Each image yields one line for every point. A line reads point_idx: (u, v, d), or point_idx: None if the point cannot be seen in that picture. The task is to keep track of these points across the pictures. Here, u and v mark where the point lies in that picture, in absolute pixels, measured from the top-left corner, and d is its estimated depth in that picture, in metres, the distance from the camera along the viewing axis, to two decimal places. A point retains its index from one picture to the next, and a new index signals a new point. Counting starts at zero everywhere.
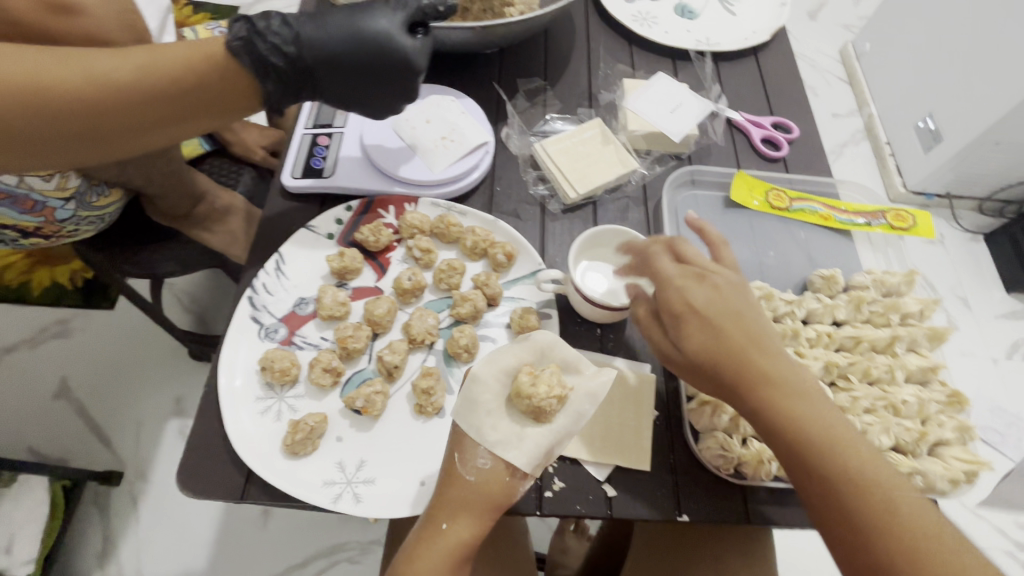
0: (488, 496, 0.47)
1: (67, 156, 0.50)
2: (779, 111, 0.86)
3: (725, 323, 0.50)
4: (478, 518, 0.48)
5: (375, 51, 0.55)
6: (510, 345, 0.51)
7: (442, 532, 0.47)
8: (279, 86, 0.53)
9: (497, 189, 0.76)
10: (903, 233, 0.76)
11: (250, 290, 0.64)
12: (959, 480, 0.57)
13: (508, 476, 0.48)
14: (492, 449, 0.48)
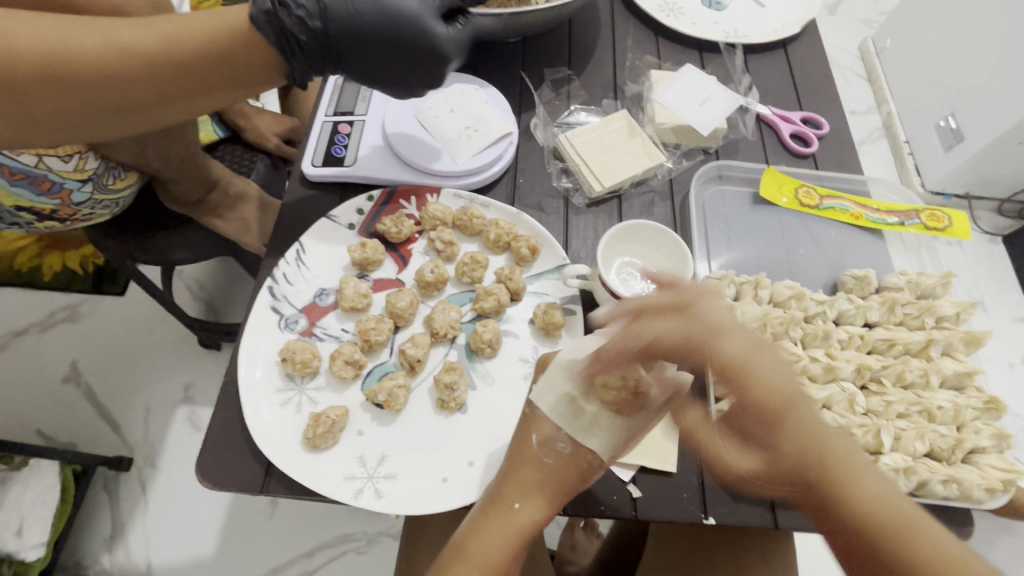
0: (562, 480, 0.49)
1: (90, 128, 0.50)
2: (808, 106, 0.83)
3: (794, 424, 0.42)
4: (549, 500, 0.49)
5: (400, 31, 0.53)
6: (595, 338, 0.51)
7: (513, 511, 0.48)
8: (301, 62, 0.51)
9: (520, 181, 0.74)
10: (938, 233, 0.74)
11: (270, 279, 0.63)
12: (997, 489, 0.55)
13: (586, 464, 0.49)
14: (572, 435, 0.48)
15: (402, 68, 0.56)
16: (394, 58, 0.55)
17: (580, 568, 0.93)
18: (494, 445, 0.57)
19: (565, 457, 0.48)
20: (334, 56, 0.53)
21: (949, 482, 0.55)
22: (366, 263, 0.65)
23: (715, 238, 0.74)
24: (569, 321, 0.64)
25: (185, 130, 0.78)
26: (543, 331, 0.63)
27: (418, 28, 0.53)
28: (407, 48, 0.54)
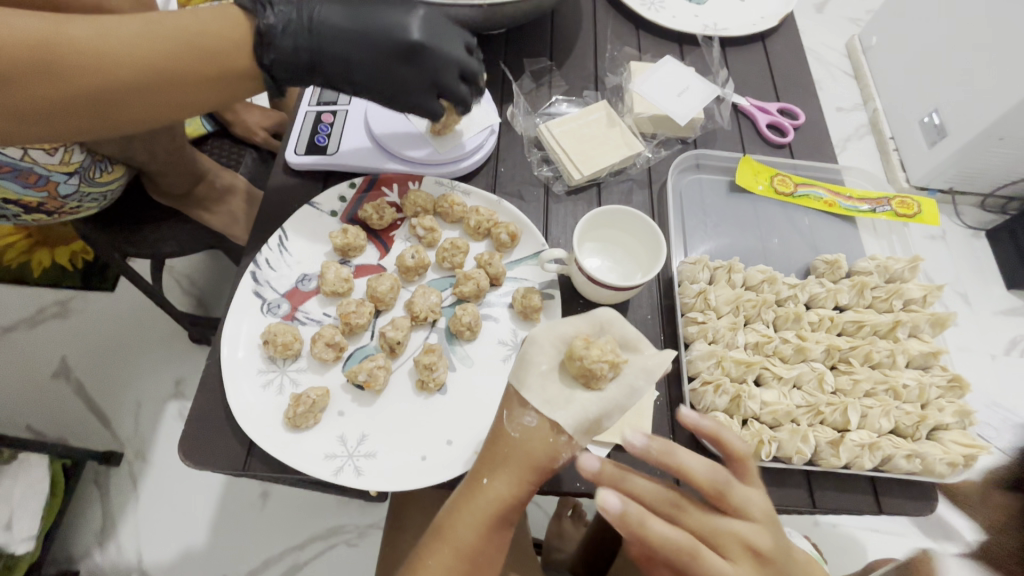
0: (532, 454, 0.49)
1: (67, 125, 0.48)
2: (786, 98, 0.85)
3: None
4: (520, 476, 0.49)
5: (379, 19, 0.56)
6: (570, 316, 0.55)
7: (483, 486, 0.50)
8: (278, 33, 0.52)
9: (501, 170, 0.75)
10: (908, 220, 0.76)
11: (253, 264, 0.64)
12: (958, 463, 0.57)
13: (553, 437, 0.50)
14: (540, 408, 0.50)
15: (381, 53, 0.57)
16: (373, 42, 0.56)
17: (566, 556, 0.94)
18: (472, 425, 0.58)
19: (530, 432, 0.50)
20: (317, 45, 0.54)
21: (912, 456, 0.57)
22: (347, 248, 0.66)
23: (692, 227, 0.76)
24: (548, 305, 0.65)
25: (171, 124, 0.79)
26: (522, 315, 0.64)
27: (398, 15, 0.57)
28: (386, 30, 0.56)
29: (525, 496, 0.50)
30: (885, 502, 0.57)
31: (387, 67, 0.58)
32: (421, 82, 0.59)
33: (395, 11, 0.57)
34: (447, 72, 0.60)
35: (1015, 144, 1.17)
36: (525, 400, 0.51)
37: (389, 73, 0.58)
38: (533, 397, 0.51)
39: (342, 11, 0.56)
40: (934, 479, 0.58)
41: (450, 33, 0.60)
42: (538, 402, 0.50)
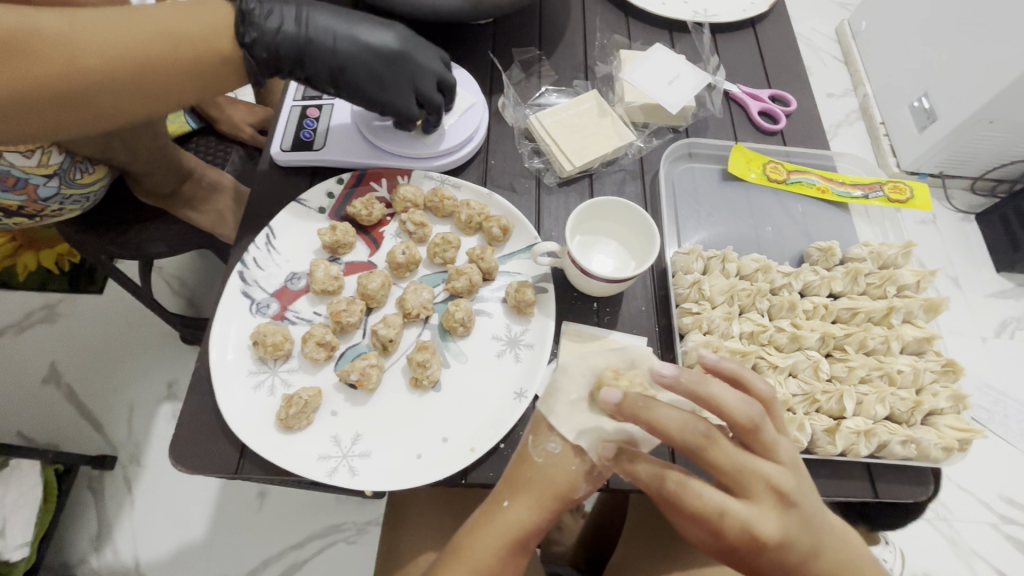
0: (554, 481, 0.48)
1: (40, 118, 0.46)
2: (777, 84, 0.84)
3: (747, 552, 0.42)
4: (541, 501, 0.47)
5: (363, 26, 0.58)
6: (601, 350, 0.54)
7: (502, 508, 0.48)
8: (260, 17, 0.52)
9: (492, 163, 0.74)
10: (901, 205, 0.76)
11: (240, 264, 0.63)
12: (953, 448, 0.57)
13: (576, 464, 0.48)
14: (564, 436, 0.49)
15: (367, 55, 0.58)
16: (357, 40, 0.57)
17: (566, 548, 0.90)
18: (467, 422, 0.58)
19: (556, 457, 0.48)
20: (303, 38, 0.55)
21: (908, 442, 0.57)
22: (337, 245, 0.65)
23: (686, 217, 0.75)
24: (541, 299, 0.64)
25: (152, 123, 0.77)
26: (516, 310, 0.63)
27: (379, 23, 0.59)
28: (370, 33, 0.58)
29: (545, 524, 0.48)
30: (882, 488, 0.58)
31: (372, 69, 0.58)
32: (404, 86, 0.60)
33: (377, 21, 0.60)
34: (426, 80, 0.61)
35: (1005, 127, 1.17)
36: (550, 427, 0.50)
37: (373, 75, 0.59)
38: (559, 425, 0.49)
39: (328, 14, 0.57)
40: (930, 464, 0.58)
41: (430, 47, 0.63)
42: (562, 430, 0.49)
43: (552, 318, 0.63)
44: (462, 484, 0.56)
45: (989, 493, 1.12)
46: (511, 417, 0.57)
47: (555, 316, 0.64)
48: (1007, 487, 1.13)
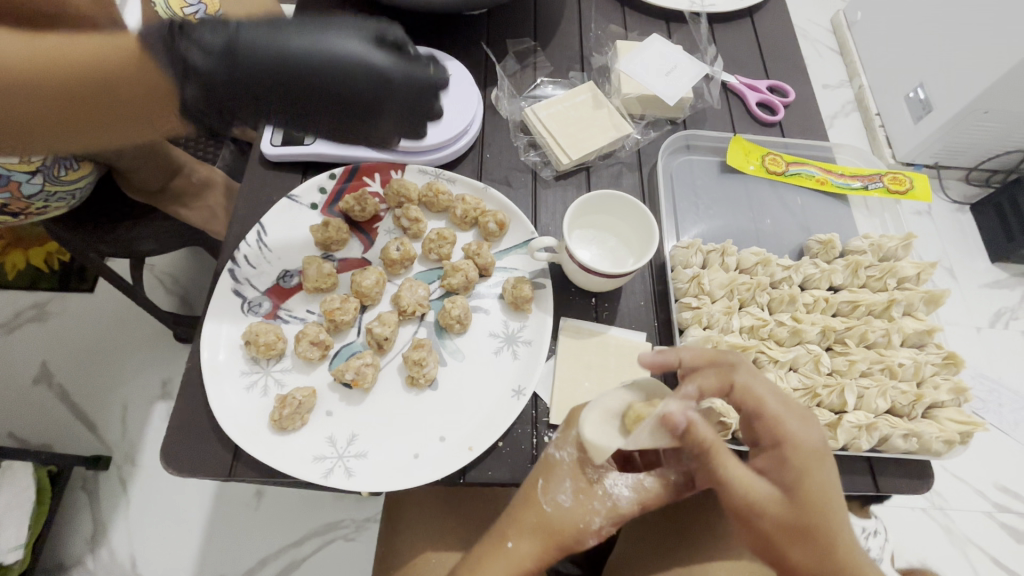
0: (558, 531, 0.50)
1: None
2: (774, 75, 0.83)
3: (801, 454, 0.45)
4: (545, 548, 0.49)
5: (317, 63, 0.51)
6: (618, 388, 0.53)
7: (507, 551, 0.49)
8: (195, 86, 0.47)
9: (487, 156, 0.73)
10: (900, 197, 0.75)
11: (231, 263, 0.61)
12: (954, 442, 0.57)
13: (582, 521, 0.50)
14: (575, 488, 0.51)
15: (325, 73, 0.51)
16: (310, 80, 0.51)
17: None
18: (465, 421, 0.57)
19: (563, 510, 0.50)
20: (249, 94, 0.50)
21: (909, 436, 0.57)
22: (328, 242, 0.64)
23: (684, 210, 0.74)
24: (539, 295, 0.63)
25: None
26: (513, 306, 0.62)
27: (333, 51, 0.51)
28: (317, 45, 0.51)
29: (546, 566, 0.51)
30: (883, 482, 0.57)
31: (336, 87, 0.52)
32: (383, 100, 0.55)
33: (330, 46, 0.52)
34: (401, 87, 0.56)
35: (1001, 117, 1.16)
36: (562, 477, 0.51)
37: (340, 93, 0.53)
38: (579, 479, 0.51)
39: (273, 47, 0.50)
40: (930, 457, 0.58)
41: (399, 66, 0.55)
42: (573, 483, 0.51)
43: (550, 314, 0.62)
44: (461, 483, 0.55)
45: (983, 482, 1.12)
46: (509, 415, 0.56)
47: (553, 312, 0.63)
48: (1002, 477, 1.13)
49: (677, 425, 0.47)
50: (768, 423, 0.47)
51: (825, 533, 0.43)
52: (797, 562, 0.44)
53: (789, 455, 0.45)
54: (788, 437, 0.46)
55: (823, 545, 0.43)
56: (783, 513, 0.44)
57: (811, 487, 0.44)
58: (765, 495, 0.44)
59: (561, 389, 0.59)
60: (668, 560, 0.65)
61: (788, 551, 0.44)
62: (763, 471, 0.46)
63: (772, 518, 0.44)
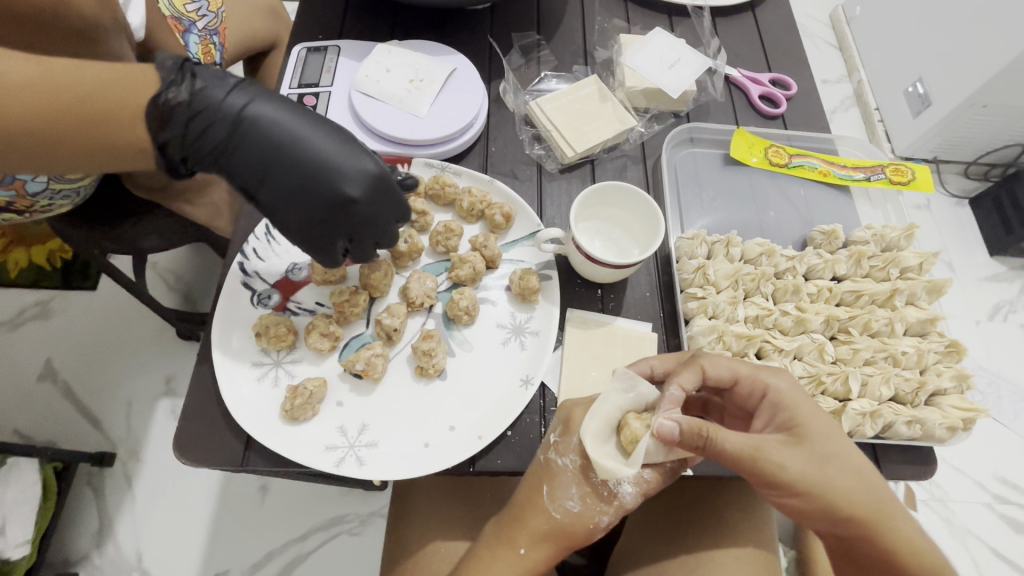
0: (569, 534, 0.52)
1: None
2: (777, 68, 0.83)
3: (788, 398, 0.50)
4: (555, 549, 0.52)
5: (299, 159, 0.50)
6: (611, 395, 0.53)
7: (520, 556, 0.51)
8: (180, 117, 0.46)
9: (492, 149, 0.73)
10: (902, 187, 0.76)
11: (240, 255, 0.62)
12: (957, 428, 0.58)
13: (592, 522, 0.52)
14: (582, 493, 0.52)
15: (297, 177, 0.51)
16: (285, 170, 0.50)
17: None
18: (474, 410, 0.57)
19: (574, 516, 0.51)
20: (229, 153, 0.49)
21: (913, 423, 0.58)
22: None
23: (688, 202, 0.75)
24: (546, 287, 0.63)
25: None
26: (520, 297, 0.63)
27: (323, 161, 0.51)
28: (306, 144, 0.51)
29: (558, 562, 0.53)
30: (886, 468, 0.58)
31: (303, 188, 0.51)
32: (335, 218, 0.53)
33: (323, 152, 0.51)
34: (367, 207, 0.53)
35: (1000, 111, 1.17)
36: (568, 483, 0.52)
37: (300, 201, 0.52)
38: (582, 484, 0.52)
39: (271, 127, 0.50)
40: (933, 443, 0.59)
41: (381, 195, 0.54)
42: (580, 488, 0.52)
43: (557, 306, 0.62)
44: (470, 472, 0.56)
45: (983, 474, 1.13)
46: (517, 404, 0.57)
47: (559, 303, 0.63)
48: (1002, 468, 1.14)
49: (671, 433, 0.48)
50: (751, 381, 0.52)
51: (846, 456, 0.48)
52: (841, 497, 0.46)
53: (778, 400, 0.50)
54: (772, 387, 0.51)
55: (847, 470, 0.47)
56: (801, 457, 0.47)
57: (811, 423, 0.49)
58: (782, 446, 0.47)
59: (569, 379, 0.60)
60: (674, 547, 0.66)
61: (824, 490, 0.46)
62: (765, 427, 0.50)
63: (797, 463, 0.47)
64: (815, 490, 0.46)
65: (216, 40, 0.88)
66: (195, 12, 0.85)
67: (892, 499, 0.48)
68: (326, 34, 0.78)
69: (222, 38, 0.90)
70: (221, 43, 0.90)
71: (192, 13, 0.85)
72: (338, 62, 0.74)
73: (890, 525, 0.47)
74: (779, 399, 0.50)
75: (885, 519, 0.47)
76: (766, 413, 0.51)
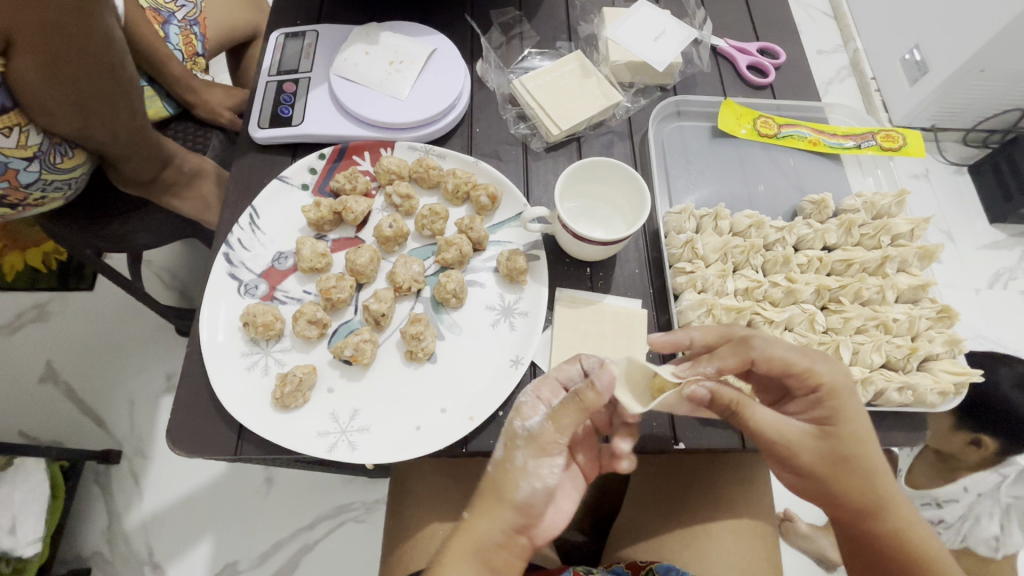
0: (497, 487, 0.49)
1: None
2: (765, 37, 0.82)
3: (835, 402, 0.49)
4: (495, 509, 0.48)
5: None
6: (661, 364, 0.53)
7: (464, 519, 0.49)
8: None
9: (477, 130, 0.72)
10: (893, 153, 0.74)
11: (225, 246, 0.61)
12: (949, 392, 0.58)
13: (516, 470, 0.49)
14: (506, 441, 0.50)
15: None
16: None
17: None
18: (467, 393, 0.57)
19: (499, 464, 0.50)
20: None
21: (904, 388, 0.58)
22: (343, 212, 0.64)
23: (676, 176, 0.74)
24: (534, 267, 0.63)
25: (129, 99, 0.72)
26: (508, 279, 0.63)
27: None
28: None
29: (512, 544, 0.48)
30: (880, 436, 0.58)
31: None
32: None
33: None
34: None
35: (998, 75, 1.15)
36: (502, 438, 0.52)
37: None
38: (506, 428, 0.52)
39: None
40: (925, 408, 0.59)
41: None
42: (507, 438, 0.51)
43: (546, 285, 0.62)
44: (463, 453, 0.56)
45: None
46: (508, 384, 0.57)
47: (549, 283, 0.63)
48: None
49: (702, 398, 0.49)
50: (804, 377, 0.49)
51: (864, 458, 0.48)
52: (845, 492, 0.48)
53: (827, 399, 0.49)
54: (823, 384, 0.49)
55: (861, 472, 0.48)
56: (820, 449, 0.48)
57: (847, 424, 0.48)
58: (803, 435, 0.48)
59: (560, 358, 0.59)
60: (672, 523, 0.67)
61: (831, 480, 0.48)
62: (798, 414, 0.51)
63: (812, 453, 0.48)
64: (817, 477, 0.48)
65: (196, 30, 0.92)
66: (175, 3, 0.91)
67: (898, 498, 0.49)
68: (304, 19, 0.77)
69: (203, 29, 0.94)
70: (203, 34, 0.94)
71: (171, 5, 0.91)
72: (317, 46, 0.73)
73: (883, 522, 0.49)
74: (828, 400, 0.49)
75: (886, 512, 0.49)
76: (810, 403, 0.50)
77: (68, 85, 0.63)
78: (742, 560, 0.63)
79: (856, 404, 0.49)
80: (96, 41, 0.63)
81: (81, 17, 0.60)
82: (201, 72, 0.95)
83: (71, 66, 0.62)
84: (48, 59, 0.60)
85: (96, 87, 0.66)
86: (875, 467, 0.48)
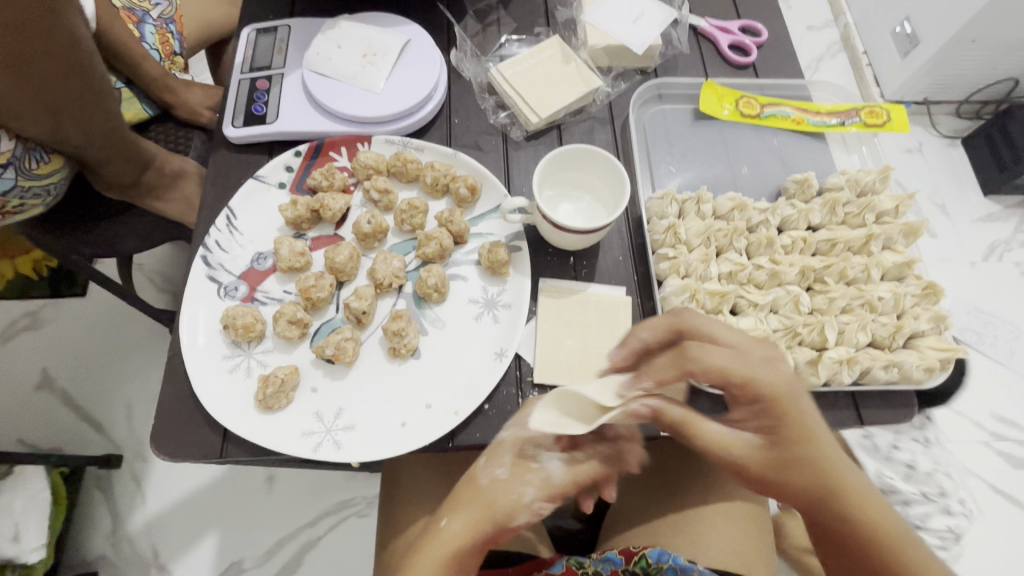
0: (490, 504, 0.49)
1: None
2: (747, 14, 0.80)
3: (776, 409, 0.46)
4: (479, 518, 0.48)
5: None
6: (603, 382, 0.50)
7: (440, 527, 0.48)
8: None
9: (456, 122, 0.71)
10: (877, 129, 0.73)
11: (203, 249, 0.61)
12: (934, 368, 0.58)
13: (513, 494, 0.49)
14: (512, 461, 0.50)
15: None
16: None
17: None
18: (451, 387, 0.57)
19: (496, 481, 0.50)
20: None
21: (890, 366, 0.58)
22: (321, 210, 0.63)
23: (659, 161, 0.73)
24: (516, 258, 0.63)
25: (101, 100, 0.70)
26: (491, 271, 0.62)
27: None
28: None
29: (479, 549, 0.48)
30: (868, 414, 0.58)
31: None
32: None
33: None
34: None
35: (989, 45, 1.13)
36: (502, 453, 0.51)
37: None
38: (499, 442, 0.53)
39: None
40: (911, 385, 0.59)
41: None
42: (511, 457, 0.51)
43: (528, 276, 0.61)
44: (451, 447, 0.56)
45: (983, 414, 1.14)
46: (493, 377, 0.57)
47: (531, 274, 0.63)
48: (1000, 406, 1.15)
49: (645, 415, 0.48)
50: (744, 387, 0.47)
51: (816, 462, 0.45)
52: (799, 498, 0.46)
53: (770, 407, 0.46)
54: (763, 391, 0.46)
55: (812, 478, 0.45)
56: (766, 457, 0.46)
57: (792, 429, 0.46)
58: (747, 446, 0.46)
59: (544, 349, 0.59)
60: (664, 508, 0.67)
61: (783, 487, 0.46)
62: (744, 424, 0.48)
63: (759, 463, 0.46)
64: (768, 486, 0.46)
65: (172, 28, 0.91)
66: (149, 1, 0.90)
67: (864, 500, 0.46)
68: (277, 13, 0.75)
69: (179, 27, 0.92)
70: (179, 32, 0.92)
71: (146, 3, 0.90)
72: (289, 41, 0.72)
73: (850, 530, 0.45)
74: (770, 406, 0.46)
75: (851, 519, 0.45)
76: (754, 412, 0.47)
77: (36, 88, 0.62)
78: (735, 542, 0.63)
79: (802, 410, 0.46)
80: (61, 41, 0.61)
81: (43, 17, 0.58)
82: (180, 71, 0.94)
83: (37, 69, 0.61)
84: (12, 62, 0.58)
85: (65, 89, 0.65)
86: (829, 471, 0.45)
